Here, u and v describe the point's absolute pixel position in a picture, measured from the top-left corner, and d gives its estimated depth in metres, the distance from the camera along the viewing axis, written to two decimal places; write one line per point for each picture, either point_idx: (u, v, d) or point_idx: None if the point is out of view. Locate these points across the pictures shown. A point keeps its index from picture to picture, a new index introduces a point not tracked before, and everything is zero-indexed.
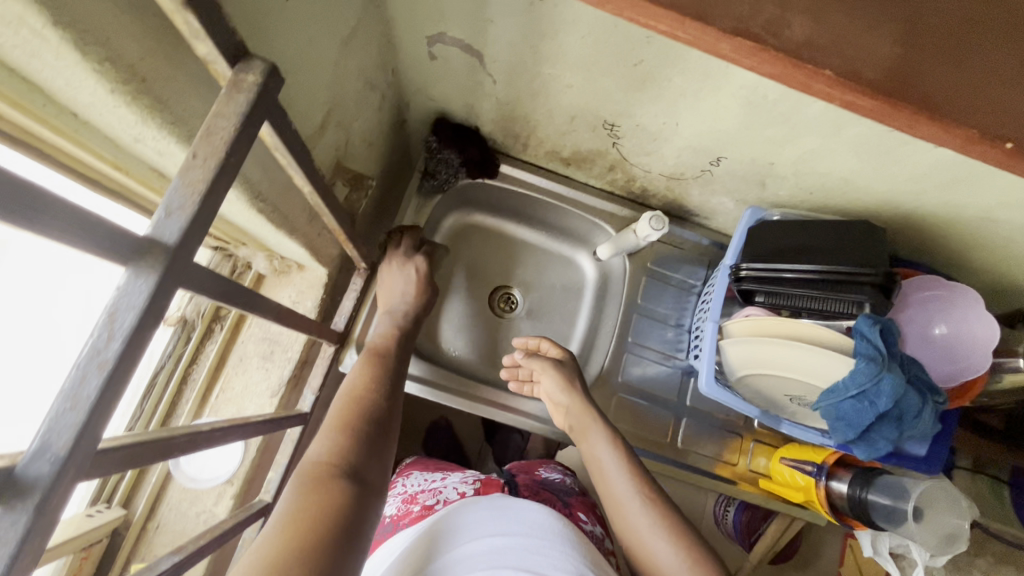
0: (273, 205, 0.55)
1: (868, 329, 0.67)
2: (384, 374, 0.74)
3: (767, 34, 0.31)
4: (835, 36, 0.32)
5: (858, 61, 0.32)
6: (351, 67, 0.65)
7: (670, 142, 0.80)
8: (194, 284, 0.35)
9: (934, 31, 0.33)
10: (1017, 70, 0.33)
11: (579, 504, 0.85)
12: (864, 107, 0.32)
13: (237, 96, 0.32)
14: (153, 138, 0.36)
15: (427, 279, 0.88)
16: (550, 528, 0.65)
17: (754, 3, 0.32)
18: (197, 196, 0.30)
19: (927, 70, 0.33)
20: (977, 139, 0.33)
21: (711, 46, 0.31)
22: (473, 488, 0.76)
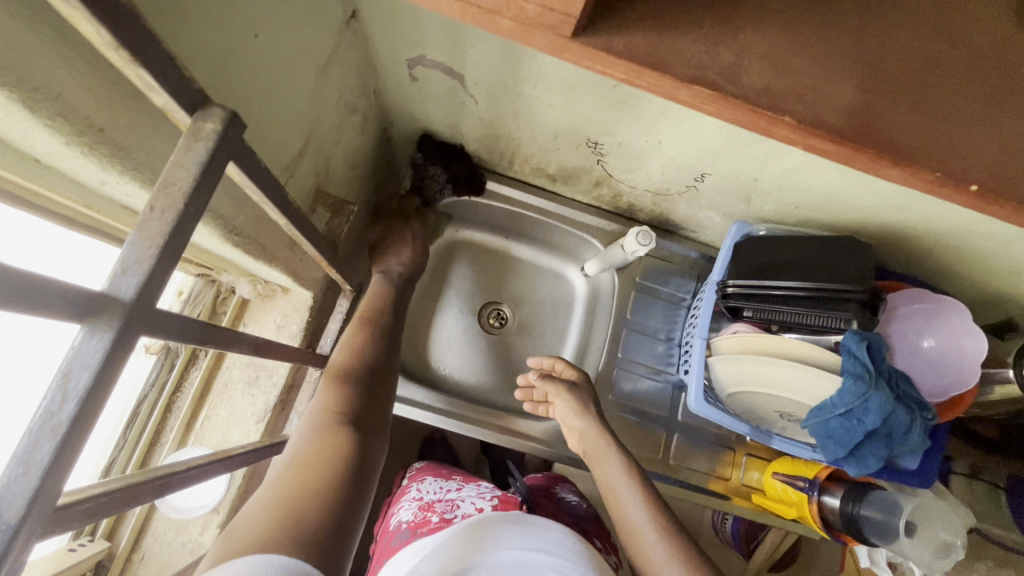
0: (249, 237, 0.55)
1: (856, 347, 0.67)
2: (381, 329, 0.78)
3: (725, 81, 0.32)
4: (796, 84, 0.33)
5: (820, 106, 0.33)
6: (329, 93, 0.65)
7: (654, 160, 0.80)
8: (158, 332, 0.35)
9: (893, 76, 0.34)
10: (975, 111, 0.34)
11: (595, 530, 0.85)
12: (829, 152, 0.33)
13: (195, 146, 0.31)
14: (116, 184, 0.36)
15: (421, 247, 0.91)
16: (572, 548, 0.63)
17: (712, 50, 0.32)
18: (154, 250, 0.30)
19: (888, 113, 0.33)
20: (943, 183, 0.33)
21: (670, 93, 0.32)
22: (491, 503, 0.74)
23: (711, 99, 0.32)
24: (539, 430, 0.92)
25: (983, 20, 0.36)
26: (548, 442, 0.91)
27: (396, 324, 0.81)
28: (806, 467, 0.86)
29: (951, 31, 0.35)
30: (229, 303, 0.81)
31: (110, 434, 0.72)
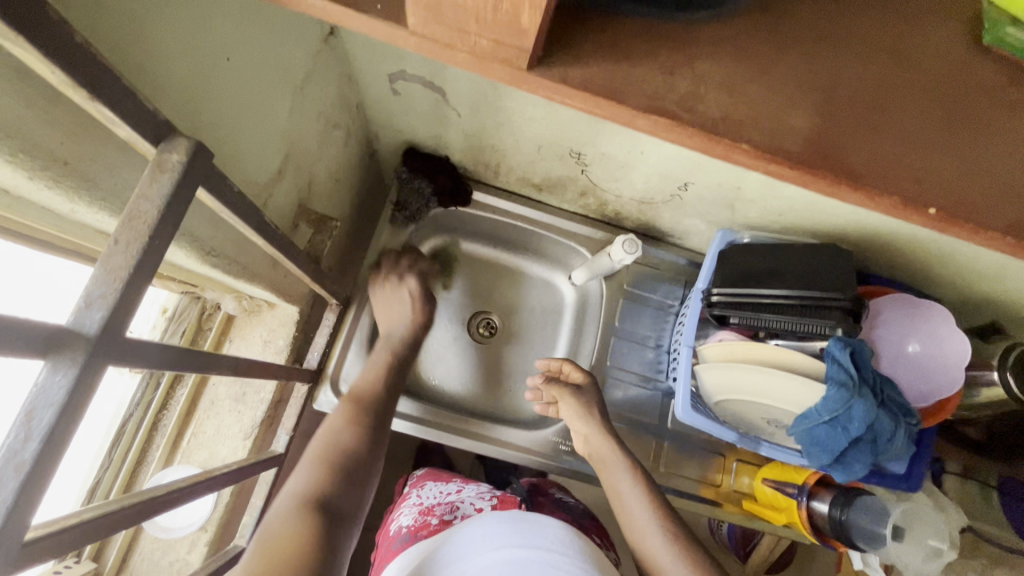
0: (228, 257, 0.54)
1: (839, 353, 0.68)
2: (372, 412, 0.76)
3: (681, 110, 0.35)
4: (755, 112, 0.35)
5: (777, 134, 0.35)
6: (309, 110, 0.65)
7: (637, 169, 0.80)
8: (130, 361, 0.35)
9: (849, 103, 0.36)
10: (926, 135, 0.36)
11: (594, 528, 0.85)
12: (788, 177, 0.35)
13: (160, 177, 0.31)
14: (85, 213, 0.36)
15: (425, 297, 0.89)
16: (571, 546, 0.59)
17: (669, 81, 0.35)
18: (119, 284, 0.30)
19: (845, 138, 0.36)
20: (901, 205, 0.35)
21: (629, 121, 0.35)
22: (490, 505, 0.76)
23: (670, 127, 0.35)
24: (528, 441, 0.91)
25: (944, 46, 0.39)
26: (538, 452, 0.91)
27: (387, 403, 0.78)
28: (795, 473, 0.86)
29: (918, 60, 0.38)
30: (214, 319, 0.81)
31: (95, 454, 0.71)
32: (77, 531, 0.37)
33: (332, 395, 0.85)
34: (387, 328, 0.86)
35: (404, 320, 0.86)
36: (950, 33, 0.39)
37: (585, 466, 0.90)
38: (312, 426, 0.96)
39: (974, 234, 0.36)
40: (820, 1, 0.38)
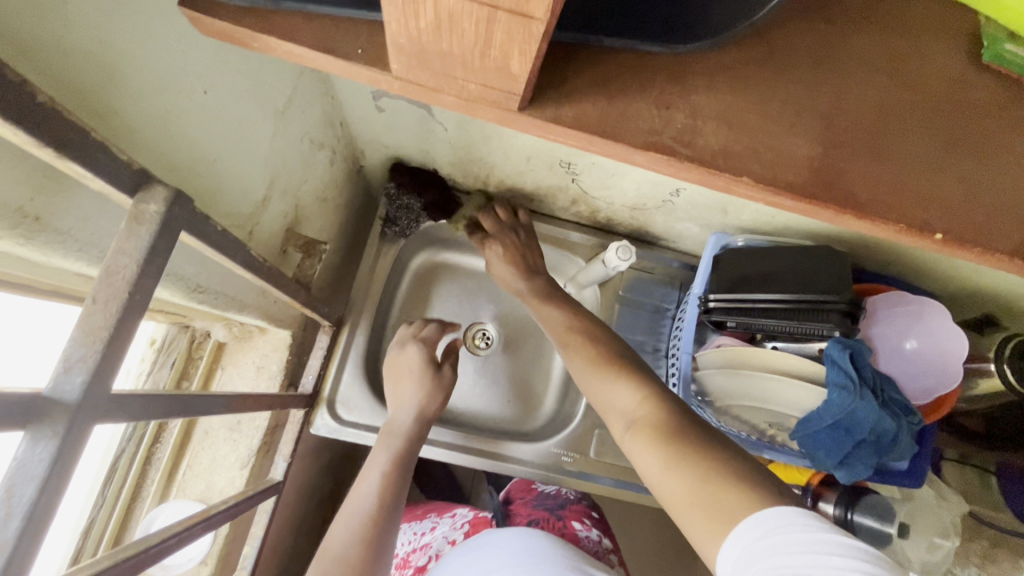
0: (215, 290, 0.53)
1: (839, 355, 0.66)
2: (370, 534, 0.63)
3: (678, 144, 0.34)
4: (753, 143, 0.35)
5: (778, 164, 0.35)
6: (292, 134, 0.63)
7: (628, 177, 0.79)
8: (120, 416, 0.33)
9: (849, 129, 0.36)
10: (925, 158, 0.36)
11: (573, 512, 0.88)
12: (787, 205, 0.35)
13: (138, 230, 0.30)
14: (62, 264, 0.35)
15: (432, 368, 0.77)
16: (523, 547, 0.63)
17: (664, 114, 0.35)
18: (99, 345, 0.29)
19: (847, 165, 0.35)
20: (907, 230, 0.35)
21: (624, 155, 0.35)
22: (462, 533, 0.77)
23: (668, 163, 0.34)
24: (530, 452, 0.91)
25: (942, 63, 0.38)
26: (542, 465, 0.90)
27: (387, 528, 0.65)
28: (800, 475, 0.86)
29: (918, 81, 0.37)
30: (204, 347, 0.79)
31: (89, 493, 0.70)
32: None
33: (330, 416, 0.86)
34: (394, 407, 0.76)
35: (410, 400, 0.75)
36: (950, 50, 0.39)
37: (588, 476, 0.90)
38: (311, 447, 0.95)
39: (980, 256, 0.36)
40: (815, 23, 0.38)
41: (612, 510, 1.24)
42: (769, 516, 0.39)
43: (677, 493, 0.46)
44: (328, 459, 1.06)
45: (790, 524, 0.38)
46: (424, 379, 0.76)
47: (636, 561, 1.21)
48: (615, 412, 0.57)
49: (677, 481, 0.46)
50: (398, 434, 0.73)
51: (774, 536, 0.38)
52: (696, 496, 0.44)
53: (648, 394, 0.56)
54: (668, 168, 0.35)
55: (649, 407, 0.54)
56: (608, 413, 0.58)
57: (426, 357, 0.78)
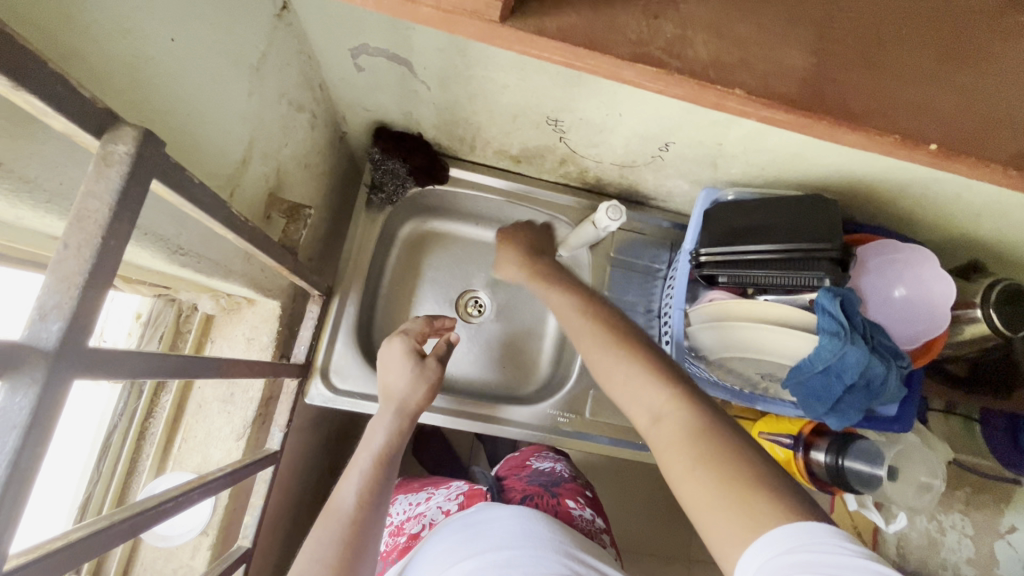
0: (196, 253, 0.52)
1: (829, 304, 0.67)
2: (353, 535, 0.62)
3: (667, 55, 0.34)
4: (743, 53, 0.35)
5: (771, 76, 0.35)
6: (268, 92, 0.61)
7: (616, 133, 0.78)
8: (102, 370, 0.33)
9: (844, 40, 0.36)
10: (918, 65, 0.36)
11: (567, 491, 0.87)
12: (784, 120, 0.35)
13: (107, 172, 0.28)
14: (29, 217, 0.34)
15: (419, 357, 0.78)
16: (520, 534, 0.62)
17: (652, 25, 0.34)
18: (75, 290, 0.27)
19: (842, 76, 0.36)
20: (903, 143, 0.36)
21: (611, 71, 0.34)
22: (456, 504, 0.77)
23: (657, 77, 0.34)
24: (525, 415, 0.91)
25: None
26: (538, 427, 0.91)
27: (369, 530, 0.64)
28: (791, 425, 0.88)
29: None
30: (193, 320, 0.78)
31: (84, 468, 0.69)
32: (54, 559, 0.35)
33: (323, 386, 0.85)
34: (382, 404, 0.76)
35: (398, 389, 0.75)
36: None
37: (583, 438, 0.91)
38: (308, 420, 0.95)
39: (976, 168, 0.37)
40: None
41: (608, 472, 1.27)
42: (784, 532, 0.40)
43: (701, 495, 0.45)
44: (327, 431, 1.07)
45: (817, 542, 0.38)
46: (408, 370, 0.77)
47: (633, 519, 1.25)
48: (637, 401, 0.55)
49: (697, 485, 0.46)
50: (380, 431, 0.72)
51: (798, 555, 0.38)
52: (730, 482, 0.44)
53: (669, 387, 0.53)
54: (657, 85, 0.35)
55: (675, 402, 0.52)
56: (630, 399, 0.56)
57: (410, 349, 0.79)
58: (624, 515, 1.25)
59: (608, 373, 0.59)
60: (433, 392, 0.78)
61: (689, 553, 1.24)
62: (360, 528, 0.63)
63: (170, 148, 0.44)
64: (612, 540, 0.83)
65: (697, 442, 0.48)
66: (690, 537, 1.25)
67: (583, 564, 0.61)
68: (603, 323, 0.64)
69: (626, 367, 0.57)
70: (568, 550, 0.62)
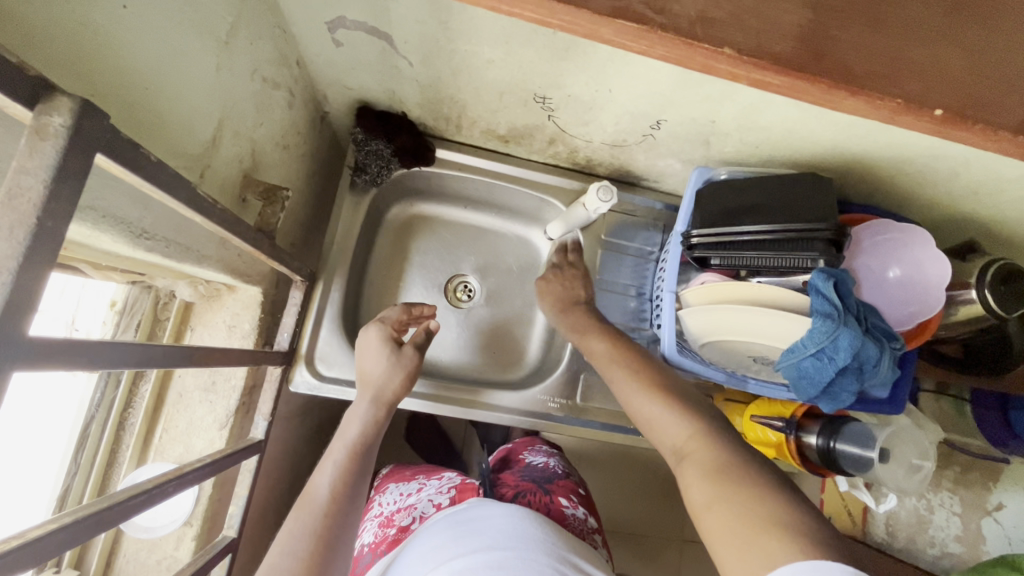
0: (164, 238, 0.50)
1: (822, 284, 0.66)
2: (327, 524, 0.61)
3: (653, 11, 0.32)
4: (735, 9, 0.33)
5: (763, 34, 0.33)
6: (240, 67, 0.58)
7: (606, 111, 0.75)
8: (49, 362, 0.31)
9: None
10: (919, 24, 0.35)
11: (560, 489, 0.86)
12: (774, 82, 0.34)
13: (41, 145, 0.26)
14: None
15: (394, 345, 0.78)
16: (512, 535, 0.61)
17: None
18: (7, 274, 0.25)
19: (841, 35, 0.34)
20: (902, 109, 0.35)
21: (591, 29, 0.32)
22: (448, 498, 0.76)
23: (640, 34, 0.32)
24: (515, 401, 0.90)
25: None
26: (529, 413, 0.90)
27: (344, 521, 0.62)
28: (782, 408, 0.86)
29: None
30: (171, 308, 0.76)
31: (61, 459, 0.68)
32: (12, 558, 0.33)
33: (309, 373, 0.84)
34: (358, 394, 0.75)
35: (374, 377, 0.75)
36: None
37: (572, 423, 0.89)
38: (295, 409, 0.94)
39: (980, 135, 0.36)
40: None
41: (601, 456, 1.27)
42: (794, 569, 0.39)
43: (721, 526, 0.46)
44: (316, 418, 1.05)
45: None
46: (384, 359, 0.77)
47: (625, 502, 1.25)
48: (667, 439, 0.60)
49: (721, 517, 0.47)
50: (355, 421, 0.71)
51: None
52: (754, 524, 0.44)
53: (693, 427, 0.58)
54: (642, 44, 0.33)
55: (696, 439, 0.56)
56: (662, 438, 0.61)
57: (386, 336, 0.79)
58: (617, 497, 1.25)
59: (643, 413, 0.65)
60: (409, 382, 0.77)
61: (683, 534, 1.24)
62: (334, 518, 0.62)
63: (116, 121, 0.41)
64: (603, 540, 0.82)
65: (716, 477, 0.50)
66: (682, 518, 1.26)
67: (573, 567, 0.59)
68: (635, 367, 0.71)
69: (657, 407, 0.63)
70: (560, 554, 0.61)
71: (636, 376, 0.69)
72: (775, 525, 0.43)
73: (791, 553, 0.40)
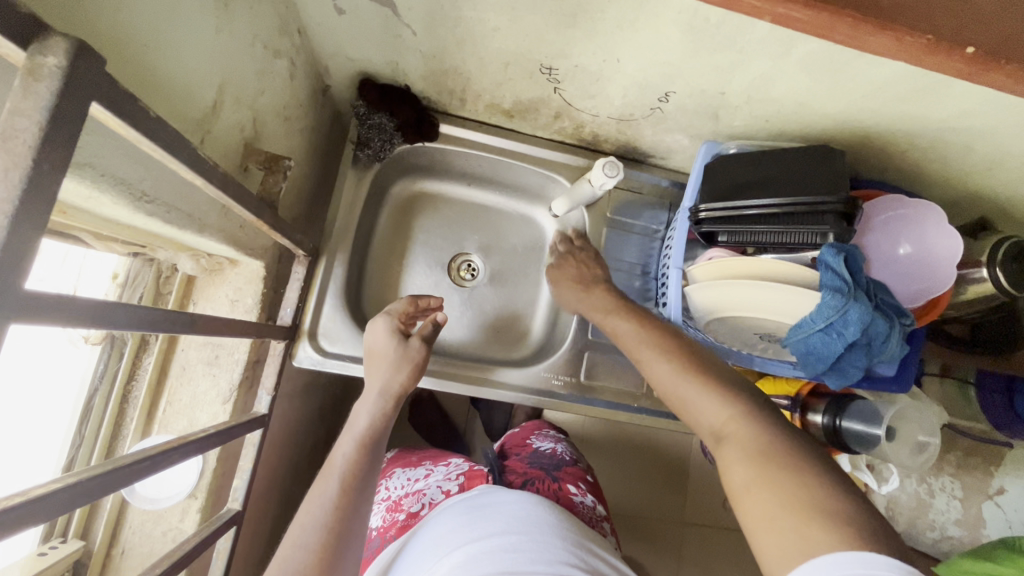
0: (165, 203, 0.49)
1: (833, 260, 0.65)
2: (340, 519, 0.61)
3: None
4: None
5: None
6: (240, 31, 0.56)
7: (613, 82, 0.73)
8: (48, 318, 0.30)
9: None
10: None
11: (569, 475, 0.86)
12: (801, 20, 0.35)
13: (36, 87, 0.25)
14: None
15: (402, 339, 0.77)
16: (527, 521, 0.61)
17: None
18: (3, 220, 0.24)
19: None
20: (932, 48, 0.36)
21: None
22: (457, 485, 0.76)
23: None
24: (519, 378, 0.90)
25: None
26: (533, 390, 0.89)
27: (355, 514, 0.62)
28: (789, 387, 0.87)
29: None
30: (173, 281, 0.75)
31: (65, 430, 0.68)
32: (12, 515, 0.33)
33: (312, 350, 0.83)
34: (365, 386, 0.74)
35: (382, 370, 0.74)
36: None
37: (578, 401, 0.89)
38: (298, 387, 0.93)
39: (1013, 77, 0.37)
40: None
41: (604, 438, 1.27)
42: (832, 560, 0.39)
43: (766, 510, 0.45)
44: (319, 397, 1.05)
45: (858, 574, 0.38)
46: (391, 350, 0.76)
47: (627, 484, 1.25)
48: (702, 416, 0.57)
49: (762, 501, 0.46)
50: (365, 414, 0.71)
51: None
52: (798, 509, 0.44)
53: (733, 407, 0.55)
54: None
55: (735, 421, 0.53)
56: (696, 417, 0.58)
57: (392, 329, 0.78)
58: (619, 479, 1.25)
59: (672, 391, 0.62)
60: (417, 373, 0.76)
61: (684, 516, 1.25)
62: (345, 512, 0.61)
63: (115, 71, 0.40)
64: (612, 528, 0.82)
65: (763, 461, 0.48)
66: (684, 500, 1.26)
67: (588, 552, 0.59)
68: (668, 346, 0.67)
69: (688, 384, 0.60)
70: (575, 539, 0.61)
71: (669, 351, 0.66)
72: (820, 514, 0.43)
73: (836, 541, 0.41)
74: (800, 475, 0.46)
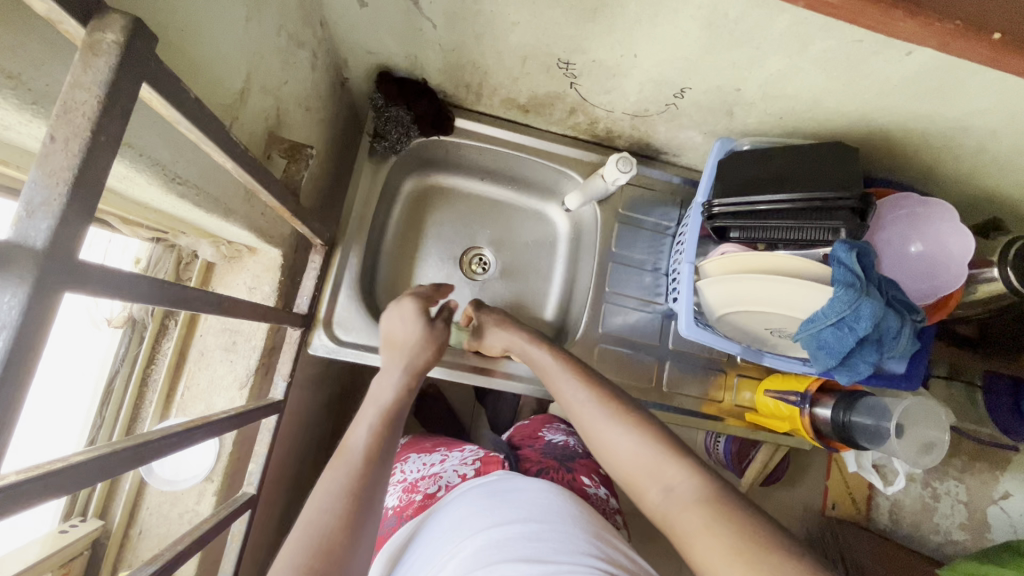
0: (195, 187, 0.50)
1: (845, 255, 0.65)
2: (368, 481, 0.60)
3: None
4: None
5: None
6: (267, 22, 0.58)
7: (630, 78, 0.74)
8: (98, 287, 0.32)
9: None
10: None
11: (582, 468, 0.87)
12: (832, 5, 0.36)
13: (95, 62, 0.26)
14: (5, 117, 0.33)
15: (430, 320, 0.78)
16: (549, 511, 0.61)
17: None
18: (63, 187, 0.26)
19: None
20: (961, 36, 0.37)
21: None
22: (473, 469, 0.77)
23: None
24: (532, 371, 0.91)
25: None
26: (542, 382, 0.90)
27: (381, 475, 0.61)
28: (796, 382, 0.87)
29: None
30: (193, 267, 0.77)
31: (87, 411, 0.69)
32: (54, 479, 0.35)
33: (326, 338, 0.84)
34: (385, 364, 0.75)
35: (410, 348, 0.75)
36: None
37: None
38: (312, 377, 0.94)
39: None
40: None
41: None
42: None
43: (708, 557, 0.45)
44: (330, 387, 1.06)
45: None
46: (418, 331, 0.77)
47: None
48: (648, 474, 0.54)
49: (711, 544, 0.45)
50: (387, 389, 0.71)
51: None
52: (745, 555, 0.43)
53: (679, 458, 0.54)
54: None
55: (684, 472, 0.52)
56: (628, 468, 0.56)
57: (421, 309, 0.79)
58: None
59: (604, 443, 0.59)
60: (439, 352, 0.77)
61: None
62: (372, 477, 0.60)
63: (161, 52, 0.41)
64: (625, 522, 0.83)
65: (710, 510, 0.47)
66: None
67: (610, 545, 0.59)
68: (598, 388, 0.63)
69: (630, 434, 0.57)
70: (595, 530, 0.61)
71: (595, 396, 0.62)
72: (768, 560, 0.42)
73: None
74: (750, 525, 0.45)
